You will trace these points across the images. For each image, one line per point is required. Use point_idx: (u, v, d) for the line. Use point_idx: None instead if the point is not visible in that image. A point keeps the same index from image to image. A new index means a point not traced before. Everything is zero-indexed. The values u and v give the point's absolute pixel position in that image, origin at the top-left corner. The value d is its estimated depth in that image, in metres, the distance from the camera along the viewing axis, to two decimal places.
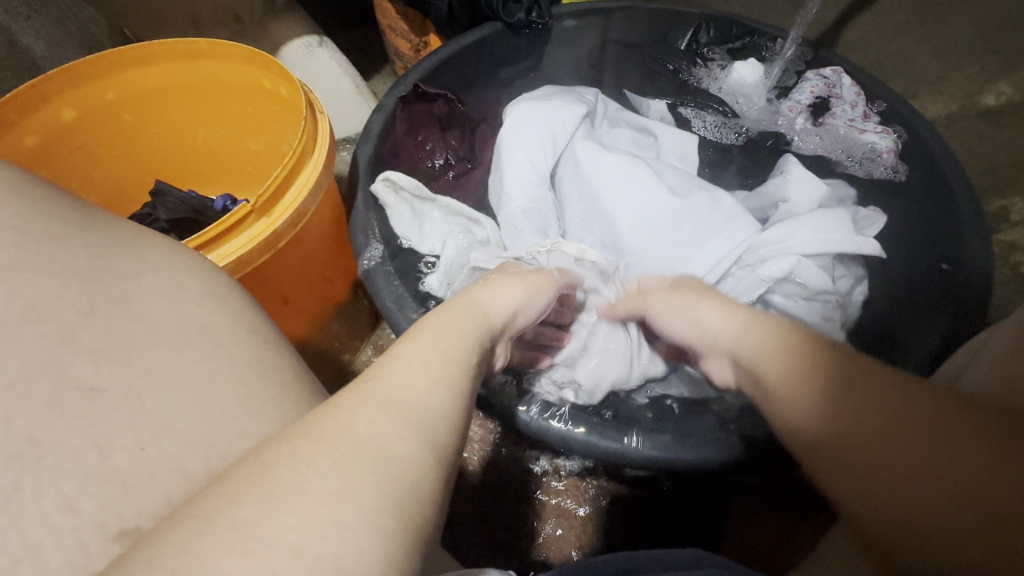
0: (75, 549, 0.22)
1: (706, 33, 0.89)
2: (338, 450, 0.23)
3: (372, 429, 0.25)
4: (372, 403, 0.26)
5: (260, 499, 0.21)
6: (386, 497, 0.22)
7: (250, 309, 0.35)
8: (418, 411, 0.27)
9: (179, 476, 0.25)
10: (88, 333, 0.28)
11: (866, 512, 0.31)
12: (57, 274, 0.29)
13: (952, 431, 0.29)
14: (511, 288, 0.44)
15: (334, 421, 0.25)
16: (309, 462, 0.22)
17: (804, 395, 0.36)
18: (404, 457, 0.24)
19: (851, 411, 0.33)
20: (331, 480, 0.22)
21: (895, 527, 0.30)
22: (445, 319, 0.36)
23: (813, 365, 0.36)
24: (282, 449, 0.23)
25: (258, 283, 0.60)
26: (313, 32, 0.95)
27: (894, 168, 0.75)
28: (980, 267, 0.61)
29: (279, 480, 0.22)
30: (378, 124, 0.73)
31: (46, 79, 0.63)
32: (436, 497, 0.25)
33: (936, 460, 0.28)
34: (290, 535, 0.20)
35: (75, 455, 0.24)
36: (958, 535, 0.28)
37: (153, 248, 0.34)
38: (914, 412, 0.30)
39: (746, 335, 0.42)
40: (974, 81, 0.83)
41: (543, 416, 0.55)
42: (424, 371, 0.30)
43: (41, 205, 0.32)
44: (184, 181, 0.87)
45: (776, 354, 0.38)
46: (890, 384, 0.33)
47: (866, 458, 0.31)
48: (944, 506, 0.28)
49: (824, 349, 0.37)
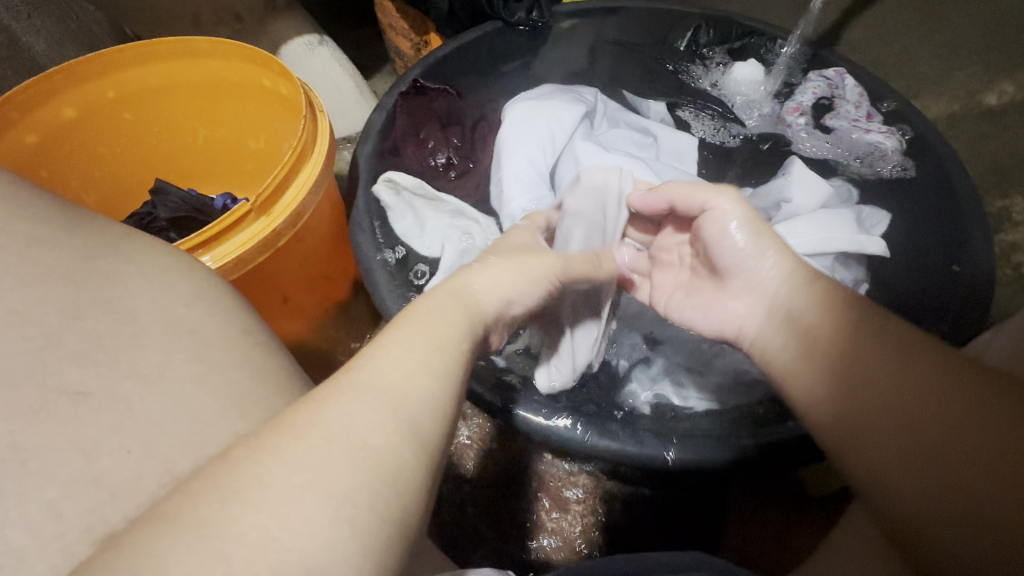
0: (60, 554, 0.22)
1: (705, 34, 0.89)
2: (307, 442, 0.23)
3: (347, 420, 0.25)
4: (347, 392, 0.26)
5: (223, 497, 0.21)
6: (362, 492, 0.22)
7: (241, 310, 0.35)
8: (401, 398, 0.27)
9: (167, 478, 0.25)
10: (75, 336, 0.28)
11: (879, 472, 0.34)
12: (47, 277, 0.29)
13: (986, 416, 0.31)
14: (508, 269, 0.42)
15: (307, 412, 0.25)
16: (278, 456, 0.22)
17: (843, 361, 0.38)
18: (380, 448, 0.24)
19: (894, 385, 0.35)
20: (296, 473, 0.22)
21: (915, 496, 0.32)
22: (436, 304, 0.35)
23: (868, 334, 0.38)
24: (253, 444, 0.23)
25: (256, 282, 0.60)
26: (314, 30, 0.95)
27: (902, 165, 0.75)
28: (981, 268, 0.61)
29: (249, 475, 0.22)
30: (376, 126, 0.74)
31: (46, 78, 0.63)
32: (421, 495, 0.25)
33: (968, 442, 0.31)
34: (252, 532, 0.20)
35: (61, 458, 0.24)
36: (959, 501, 0.30)
37: (144, 250, 0.34)
38: (955, 393, 0.32)
39: (792, 295, 0.43)
40: (977, 80, 0.83)
41: (536, 416, 0.54)
42: (409, 358, 0.30)
43: (31, 207, 0.32)
44: (184, 179, 0.87)
45: (830, 321, 0.40)
46: (937, 362, 0.34)
47: (903, 432, 0.34)
48: (964, 483, 0.30)
49: (874, 319, 0.39)
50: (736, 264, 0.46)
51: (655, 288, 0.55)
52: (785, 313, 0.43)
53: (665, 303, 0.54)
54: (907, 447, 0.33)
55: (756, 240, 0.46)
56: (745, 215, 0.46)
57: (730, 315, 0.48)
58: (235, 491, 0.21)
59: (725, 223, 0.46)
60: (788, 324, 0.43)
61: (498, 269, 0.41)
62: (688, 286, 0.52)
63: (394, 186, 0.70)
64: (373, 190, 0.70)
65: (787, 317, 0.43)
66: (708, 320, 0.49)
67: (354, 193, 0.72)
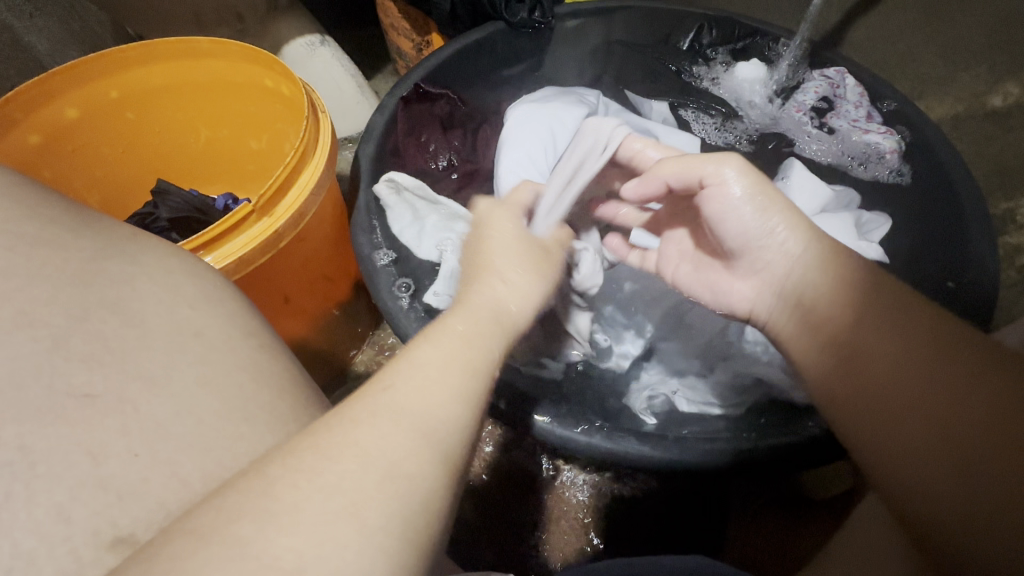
0: (67, 557, 0.22)
1: (710, 32, 0.88)
2: (343, 466, 0.23)
3: (383, 444, 0.25)
4: (382, 412, 0.26)
5: (257, 520, 0.21)
6: (395, 520, 0.23)
7: (246, 312, 0.35)
8: (434, 424, 0.27)
9: (174, 481, 0.25)
10: (82, 339, 0.28)
11: (878, 450, 0.36)
12: (53, 279, 0.29)
13: (983, 407, 0.31)
14: (529, 281, 0.41)
15: (342, 433, 0.25)
16: (314, 480, 0.22)
17: (859, 340, 0.38)
18: (412, 475, 0.24)
19: (897, 368, 0.36)
20: (332, 500, 0.22)
21: (905, 477, 0.34)
22: (470, 324, 0.35)
23: (879, 314, 0.38)
24: (286, 463, 0.23)
25: (259, 282, 0.60)
26: (316, 30, 0.95)
27: (897, 170, 0.75)
28: (983, 268, 0.61)
29: (283, 500, 0.21)
30: (379, 126, 0.73)
31: (50, 77, 0.63)
32: (443, 517, 0.25)
33: (961, 431, 0.32)
34: (288, 558, 0.20)
35: (68, 461, 0.24)
36: (947, 490, 0.32)
37: (149, 250, 0.34)
38: (956, 381, 0.33)
39: (810, 271, 0.42)
40: (983, 81, 0.83)
41: (555, 424, 0.54)
42: (441, 379, 0.29)
43: (36, 207, 0.32)
44: (186, 180, 0.87)
45: (840, 300, 0.40)
46: (945, 347, 0.35)
47: (901, 415, 0.35)
48: (953, 470, 0.31)
49: (899, 301, 0.38)
50: (742, 244, 0.45)
51: (662, 255, 0.55)
52: (799, 288, 0.42)
53: (672, 271, 0.54)
54: (906, 432, 0.34)
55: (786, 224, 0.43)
56: (751, 184, 0.44)
57: (738, 297, 0.48)
58: (246, 501, 0.21)
59: (727, 198, 0.44)
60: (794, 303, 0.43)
61: (510, 264, 0.41)
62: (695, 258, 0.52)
63: (394, 186, 0.71)
64: (373, 188, 0.70)
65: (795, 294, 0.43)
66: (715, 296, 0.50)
67: (356, 192, 0.71)
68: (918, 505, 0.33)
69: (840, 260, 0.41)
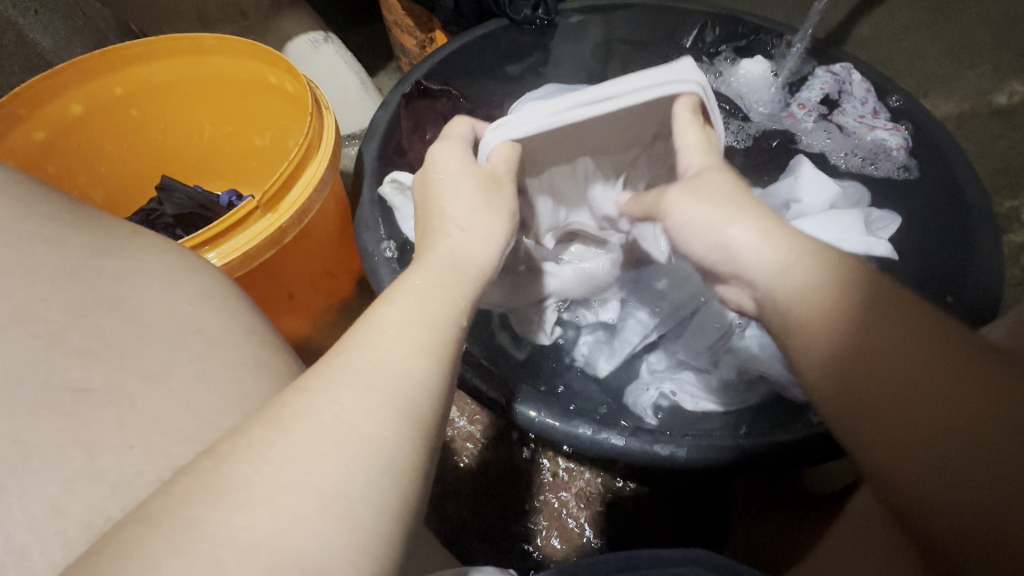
0: (60, 551, 0.22)
1: (712, 31, 0.88)
2: (296, 435, 0.23)
3: (335, 410, 0.25)
4: (338, 379, 0.26)
5: (210, 498, 0.21)
6: (357, 486, 0.23)
7: (245, 307, 0.35)
8: (393, 383, 0.27)
9: (169, 474, 0.26)
10: (79, 334, 0.28)
11: (861, 449, 0.32)
12: (50, 275, 0.29)
13: (981, 382, 0.29)
14: (486, 222, 0.41)
15: (296, 404, 0.25)
16: (266, 452, 0.23)
17: (844, 330, 0.34)
18: (373, 437, 0.24)
19: (886, 351, 0.32)
20: (286, 471, 0.22)
21: (918, 473, 0.29)
22: (432, 280, 0.35)
23: (853, 292, 0.34)
24: (241, 439, 0.23)
25: (260, 278, 0.60)
26: (319, 27, 0.95)
27: (904, 167, 0.75)
28: (989, 268, 0.60)
29: (235, 473, 0.22)
30: (383, 123, 0.73)
31: (55, 74, 0.63)
32: (418, 483, 0.25)
33: (965, 409, 0.29)
34: (242, 535, 0.20)
35: (63, 455, 0.24)
36: (946, 493, 0.29)
37: (150, 247, 0.34)
38: (947, 359, 0.30)
39: (780, 288, 0.37)
40: (989, 79, 0.85)
41: (536, 411, 0.54)
42: (401, 340, 0.30)
43: (37, 204, 0.32)
44: (190, 176, 0.87)
45: (805, 281, 0.36)
46: (923, 324, 0.32)
47: (898, 402, 0.31)
48: (971, 454, 0.28)
49: (883, 292, 0.34)
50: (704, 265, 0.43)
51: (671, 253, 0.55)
52: (769, 282, 0.37)
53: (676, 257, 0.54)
54: (896, 432, 0.30)
55: (766, 240, 0.38)
56: (704, 204, 0.41)
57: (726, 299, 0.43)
58: (218, 482, 0.22)
59: (682, 218, 0.42)
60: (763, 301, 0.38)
61: (464, 202, 0.42)
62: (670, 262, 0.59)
63: (399, 186, 0.70)
64: (379, 190, 0.70)
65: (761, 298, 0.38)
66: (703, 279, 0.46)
67: (359, 186, 0.71)
68: (938, 505, 0.29)
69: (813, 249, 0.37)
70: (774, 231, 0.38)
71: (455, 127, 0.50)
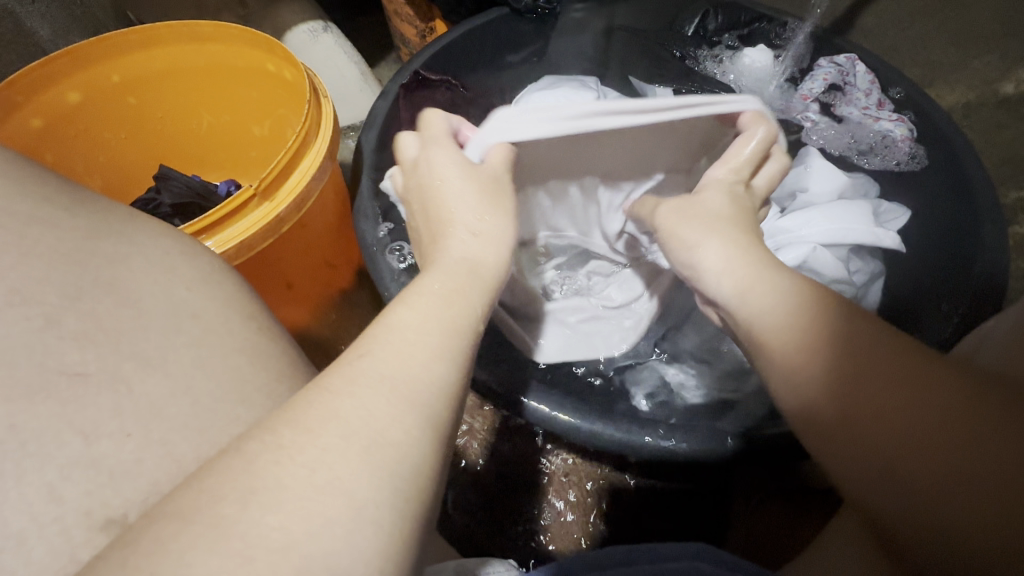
0: (59, 538, 0.22)
1: (715, 19, 0.87)
2: (325, 440, 0.23)
3: (363, 412, 0.24)
4: (363, 381, 0.26)
5: (241, 499, 0.21)
6: (383, 490, 0.22)
7: (244, 295, 0.34)
8: (418, 386, 0.27)
9: (167, 461, 0.25)
10: (74, 319, 0.27)
11: (855, 480, 0.31)
12: (45, 259, 0.28)
13: (937, 396, 0.29)
14: (477, 211, 0.40)
15: (322, 404, 0.24)
16: (296, 456, 0.22)
17: (817, 360, 0.33)
18: (401, 443, 0.24)
19: (851, 371, 0.31)
20: (317, 475, 0.22)
21: (896, 494, 0.29)
22: (450, 279, 0.35)
23: (816, 315, 0.34)
24: (265, 441, 0.23)
25: (258, 268, 0.59)
26: (319, 16, 0.93)
27: (910, 155, 0.73)
28: (994, 261, 0.60)
29: (265, 478, 0.21)
30: (383, 113, 0.73)
31: (49, 60, 0.62)
32: (433, 480, 0.25)
33: (926, 426, 0.28)
34: (275, 535, 0.20)
35: (60, 439, 0.24)
36: (949, 517, 0.28)
37: (144, 231, 0.33)
38: (906, 374, 0.30)
39: (745, 308, 0.37)
40: (994, 69, 0.84)
41: (544, 406, 0.54)
42: (422, 341, 0.29)
43: (32, 188, 0.31)
44: (188, 165, 0.86)
45: (772, 307, 0.35)
46: (880, 340, 0.32)
47: (863, 423, 0.30)
48: (938, 471, 0.28)
49: (848, 313, 0.33)
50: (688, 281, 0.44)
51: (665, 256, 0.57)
52: (733, 310, 0.38)
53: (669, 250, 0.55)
54: (889, 462, 0.29)
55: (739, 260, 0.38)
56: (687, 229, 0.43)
57: None
58: (230, 477, 0.21)
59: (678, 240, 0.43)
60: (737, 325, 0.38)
61: (467, 205, 0.40)
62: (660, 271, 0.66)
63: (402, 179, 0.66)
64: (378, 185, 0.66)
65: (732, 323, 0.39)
66: None
67: (357, 180, 0.71)
68: (917, 524, 0.29)
69: (773, 275, 0.37)
70: (737, 256, 0.39)
71: (430, 122, 0.46)
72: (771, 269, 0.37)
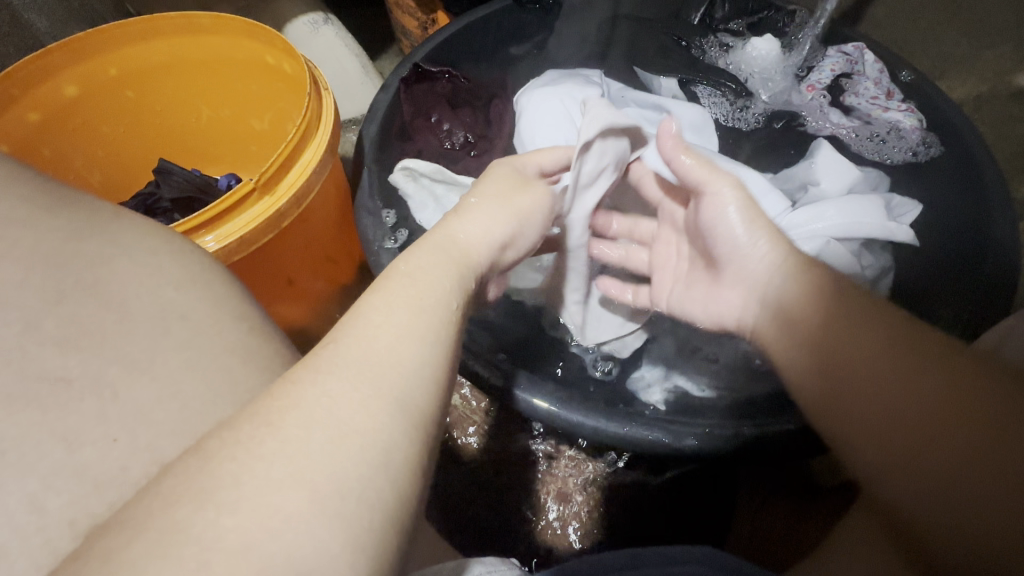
0: (43, 548, 0.22)
1: (722, 7, 0.86)
2: (284, 431, 0.22)
3: (327, 400, 0.24)
4: (327, 370, 0.25)
5: (199, 500, 0.20)
6: (350, 480, 0.22)
7: (235, 292, 0.33)
8: (383, 370, 0.26)
9: (154, 467, 0.25)
10: (54, 323, 0.27)
11: (860, 461, 0.33)
12: (24, 264, 0.28)
13: (935, 379, 0.31)
14: (487, 215, 0.40)
15: (284, 397, 0.24)
16: (254, 450, 0.22)
17: (828, 348, 0.36)
18: (366, 430, 0.23)
19: (858, 361, 0.34)
20: (275, 468, 0.21)
21: (897, 472, 0.31)
22: (422, 267, 0.34)
23: (834, 312, 0.37)
24: (227, 436, 0.22)
25: (255, 264, 0.58)
26: (319, 8, 0.92)
27: (922, 146, 0.72)
28: (1006, 254, 0.59)
29: (223, 474, 0.21)
30: (383, 106, 0.72)
31: (45, 53, 0.61)
32: (416, 476, 0.24)
33: (921, 406, 0.31)
34: (231, 536, 0.19)
35: (41, 450, 0.24)
36: (937, 495, 0.29)
37: (131, 229, 0.32)
38: (906, 361, 0.32)
39: (787, 282, 0.41)
40: (1007, 59, 0.81)
41: (544, 401, 0.53)
42: (389, 327, 0.28)
43: (13, 189, 0.30)
44: (188, 160, 0.85)
45: (805, 304, 0.39)
46: (889, 333, 0.34)
47: (868, 406, 0.33)
48: (932, 448, 0.30)
49: (865, 306, 0.37)
50: (728, 255, 0.45)
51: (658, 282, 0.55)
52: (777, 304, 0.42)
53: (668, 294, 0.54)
54: (884, 441, 0.32)
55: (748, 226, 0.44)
56: (743, 202, 0.44)
57: (727, 307, 0.47)
58: (206, 479, 0.21)
59: (721, 210, 0.44)
60: (777, 318, 0.42)
61: (482, 216, 0.40)
62: (686, 277, 0.52)
63: (411, 173, 0.69)
64: (390, 178, 0.69)
65: (774, 318, 0.42)
66: (709, 312, 0.50)
67: (359, 172, 0.70)
68: (920, 500, 0.30)
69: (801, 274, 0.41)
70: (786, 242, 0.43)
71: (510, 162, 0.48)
72: (798, 273, 0.41)
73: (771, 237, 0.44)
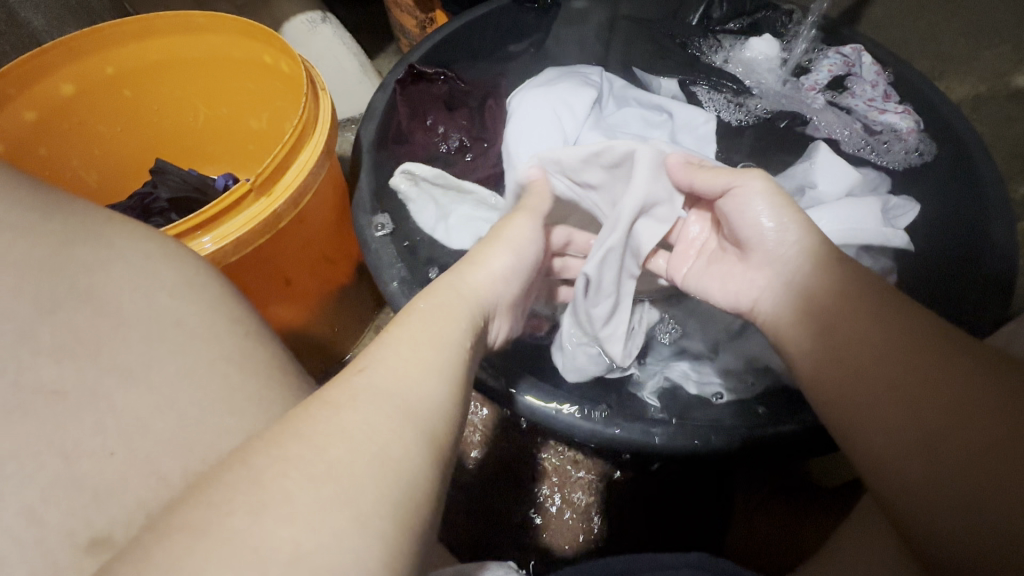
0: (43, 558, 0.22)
1: (719, 8, 0.86)
2: (330, 452, 0.22)
3: (366, 428, 0.24)
4: (361, 398, 0.25)
5: (205, 512, 0.20)
6: (385, 502, 0.22)
7: (230, 299, 0.33)
8: (410, 405, 0.26)
9: (153, 480, 0.25)
10: (51, 332, 0.27)
11: (861, 451, 0.35)
12: (20, 271, 0.28)
13: (941, 375, 0.32)
14: (496, 262, 0.42)
15: (324, 421, 0.24)
16: (297, 467, 0.21)
17: (840, 340, 0.38)
18: (399, 457, 0.23)
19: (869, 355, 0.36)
20: (323, 486, 0.21)
21: (895, 464, 0.32)
22: (436, 305, 0.35)
23: (848, 307, 0.38)
24: (269, 454, 0.22)
25: (251, 265, 0.57)
26: (316, 6, 0.90)
27: (917, 150, 0.72)
28: (1005, 254, 0.59)
29: (272, 486, 0.21)
30: (381, 105, 0.72)
31: (42, 52, 0.61)
32: (435, 498, 0.24)
33: (926, 403, 0.32)
34: (281, 545, 0.19)
35: (39, 461, 0.24)
36: (927, 483, 0.31)
37: (125, 234, 0.32)
38: (914, 357, 0.34)
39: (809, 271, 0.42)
40: (1004, 60, 0.82)
41: (542, 401, 0.53)
42: (412, 364, 0.29)
43: (8, 195, 0.30)
44: (185, 160, 0.85)
45: (821, 293, 0.40)
46: (903, 330, 0.35)
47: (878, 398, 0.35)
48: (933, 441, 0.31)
49: (882, 301, 0.37)
50: (750, 240, 0.45)
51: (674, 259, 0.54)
52: (791, 300, 0.43)
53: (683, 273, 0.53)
54: (888, 432, 0.33)
55: (776, 214, 0.44)
56: (767, 189, 0.45)
57: (746, 287, 0.47)
58: (221, 492, 0.20)
59: (744, 203, 0.45)
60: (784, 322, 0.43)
61: (490, 262, 0.41)
62: (712, 253, 0.52)
63: (411, 177, 0.67)
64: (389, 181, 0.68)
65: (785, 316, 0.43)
66: (723, 291, 0.49)
67: (356, 176, 0.69)
68: (909, 491, 0.32)
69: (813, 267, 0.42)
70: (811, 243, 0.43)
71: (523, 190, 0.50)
72: (819, 262, 0.41)
73: (800, 222, 0.44)
